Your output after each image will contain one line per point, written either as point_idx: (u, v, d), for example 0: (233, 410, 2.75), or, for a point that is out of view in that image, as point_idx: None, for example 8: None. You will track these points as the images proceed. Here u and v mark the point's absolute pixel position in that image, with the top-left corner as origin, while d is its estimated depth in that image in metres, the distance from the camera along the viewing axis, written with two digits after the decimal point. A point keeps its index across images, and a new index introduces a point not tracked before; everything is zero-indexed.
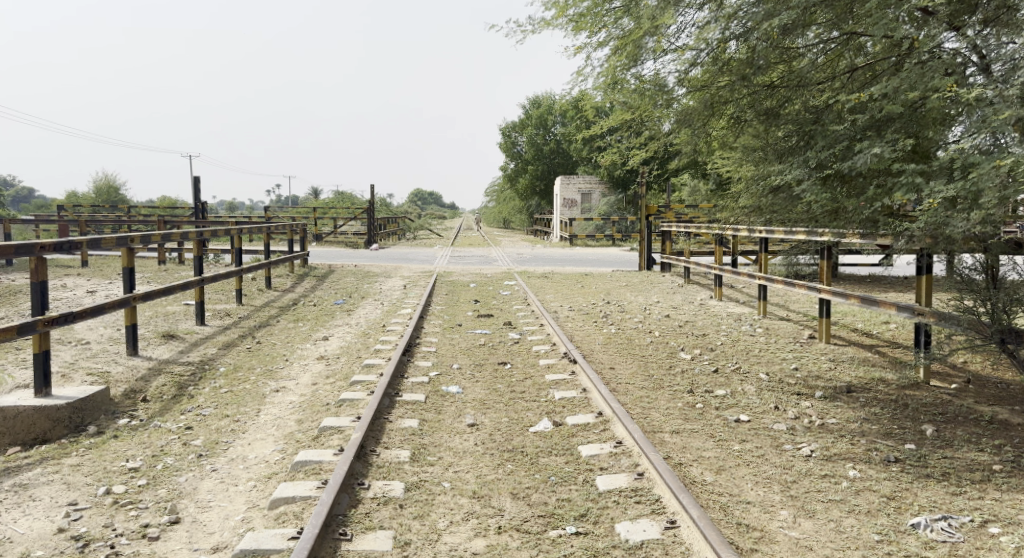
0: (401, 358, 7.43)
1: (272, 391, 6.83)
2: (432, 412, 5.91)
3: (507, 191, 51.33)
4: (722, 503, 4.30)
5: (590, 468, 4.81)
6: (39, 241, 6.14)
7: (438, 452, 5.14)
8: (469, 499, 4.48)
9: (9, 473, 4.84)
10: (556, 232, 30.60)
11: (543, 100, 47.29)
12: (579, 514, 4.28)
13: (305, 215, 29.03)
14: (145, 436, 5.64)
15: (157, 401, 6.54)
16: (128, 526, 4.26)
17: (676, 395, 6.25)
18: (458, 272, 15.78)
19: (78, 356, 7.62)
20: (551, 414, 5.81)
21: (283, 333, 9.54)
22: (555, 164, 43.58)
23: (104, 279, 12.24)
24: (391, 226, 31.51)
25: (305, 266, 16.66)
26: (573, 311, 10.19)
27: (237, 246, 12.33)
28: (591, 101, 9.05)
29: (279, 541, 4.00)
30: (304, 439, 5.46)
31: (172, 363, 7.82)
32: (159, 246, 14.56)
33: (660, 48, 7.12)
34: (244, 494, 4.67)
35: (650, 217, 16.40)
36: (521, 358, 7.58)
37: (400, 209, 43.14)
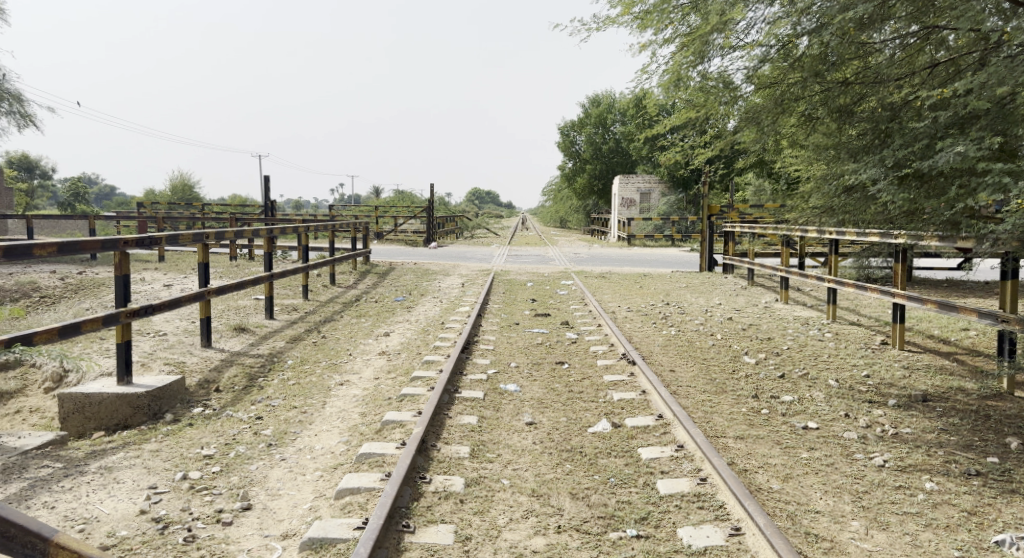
0: (460, 356, 7.49)
1: (337, 384, 6.98)
2: (490, 410, 5.94)
3: (564, 192, 51.28)
4: (789, 511, 4.22)
5: (650, 472, 4.77)
6: (124, 236, 6.43)
7: (497, 449, 5.17)
8: (529, 497, 4.50)
9: (95, 455, 5.05)
10: (614, 233, 30.45)
11: (603, 98, 46.95)
12: (640, 517, 4.25)
13: (366, 215, 29.40)
14: (219, 425, 5.83)
15: (229, 391, 6.76)
16: (203, 510, 4.41)
17: (740, 400, 6.15)
18: (516, 271, 15.83)
19: (156, 346, 7.94)
20: (610, 415, 5.80)
21: (346, 328, 9.74)
22: (614, 163, 43.23)
23: (179, 274, 12.68)
24: (450, 226, 31.89)
25: (367, 264, 16.92)
26: (632, 312, 10.15)
27: (304, 243, 12.60)
28: (653, 100, 8.93)
29: (345, 530, 4.09)
30: (367, 432, 5.56)
31: (243, 355, 8.07)
32: (230, 242, 15.05)
33: (728, 44, 7.05)
34: (311, 483, 4.79)
35: (712, 217, 16.15)
36: (579, 358, 7.56)
37: (457, 209, 43.56)
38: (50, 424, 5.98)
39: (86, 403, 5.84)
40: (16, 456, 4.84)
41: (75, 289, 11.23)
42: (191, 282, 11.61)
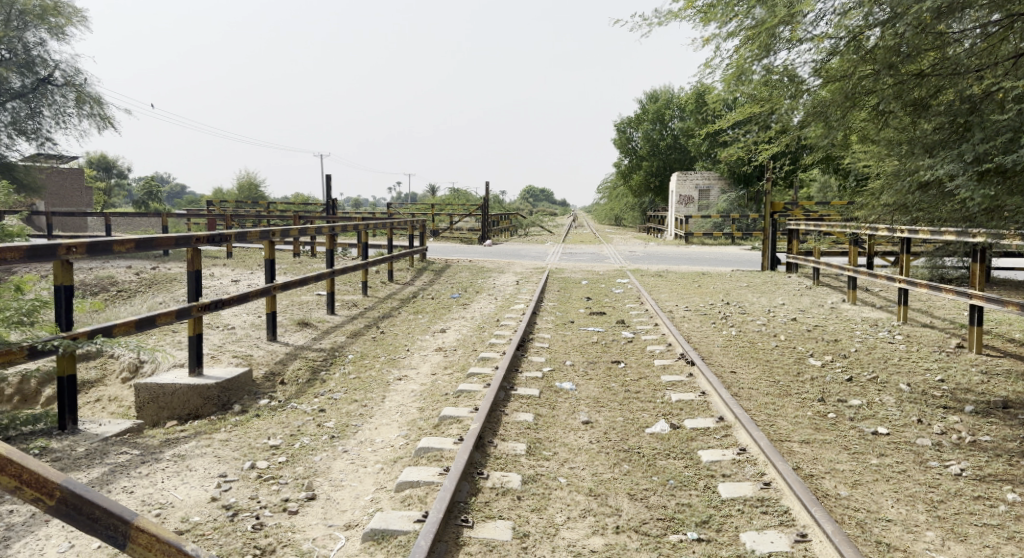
0: (516, 353, 7.51)
1: (396, 379, 7.08)
2: (546, 408, 5.95)
3: (620, 189, 50.88)
4: (858, 519, 4.12)
5: (711, 474, 4.72)
6: (196, 233, 6.66)
7: (553, 447, 5.17)
8: (586, 496, 4.49)
9: (170, 443, 5.22)
10: (671, 231, 30.07)
11: (660, 94, 46.35)
12: (701, 520, 4.20)
13: (423, 213, 29.69)
14: (284, 416, 5.98)
15: (293, 384, 6.92)
16: (270, 499, 4.53)
17: (805, 403, 6.03)
18: (571, 269, 15.76)
19: (225, 339, 8.18)
20: (668, 416, 5.74)
21: (404, 324, 9.87)
22: (671, 160, 42.64)
23: (245, 270, 13.03)
24: (506, 223, 32.02)
25: (423, 261, 17.08)
26: (691, 311, 10.01)
27: (364, 240, 12.78)
28: (714, 95, 8.79)
29: (406, 523, 4.16)
30: (425, 426, 5.63)
31: (306, 349, 8.25)
32: (293, 240, 15.40)
33: (795, 37, 6.91)
34: (372, 476, 4.88)
35: (776, 214, 15.74)
36: (635, 357, 7.50)
37: (512, 206, 43.70)
38: (127, 413, 6.22)
39: (160, 393, 6.06)
40: (97, 442, 5.04)
41: (149, 283, 11.64)
42: (255, 278, 11.92)
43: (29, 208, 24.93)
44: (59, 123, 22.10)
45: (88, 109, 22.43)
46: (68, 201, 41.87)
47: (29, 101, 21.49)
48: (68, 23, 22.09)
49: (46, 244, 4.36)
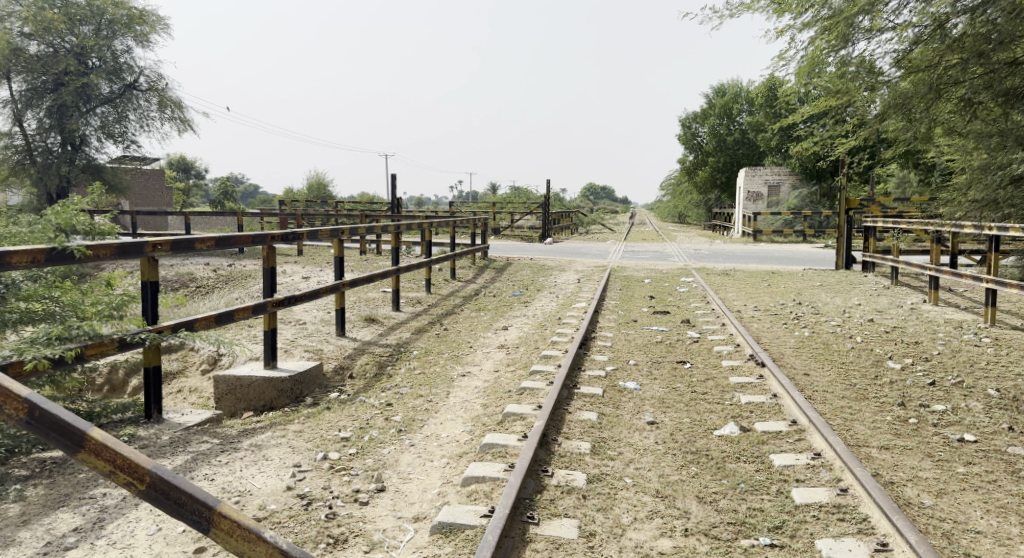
0: (579, 352, 7.51)
1: (460, 375, 7.17)
2: (610, 407, 5.92)
3: (685, 186, 50.15)
4: (944, 529, 4.01)
5: (784, 479, 4.64)
6: (271, 231, 6.88)
7: (619, 447, 5.15)
8: (653, 497, 4.45)
9: (247, 433, 5.40)
10: (738, 228, 29.49)
11: (727, 88, 45.54)
12: (774, 525, 4.13)
13: (483, 211, 29.85)
14: (353, 409, 6.12)
15: (361, 378, 7.09)
16: (342, 489, 4.65)
17: (884, 408, 5.87)
18: (635, 268, 15.61)
19: (297, 334, 8.42)
20: (737, 418, 5.65)
21: (467, 321, 9.97)
22: (739, 155, 41.85)
23: (314, 267, 13.35)
24: (568, 221, 31.96)
25: (485, 259, 17.20)
26: (761, 311, 9.84)
27: (427, 238, 12.94)
28: (785, 88, 8.62)
29: (473, 517, 4.21)
30: (489, 423, 5.69)
31: (373, 344, 8.42)
32: (359, 238, 15.68)
33: (875, 26, 6.74)
34: (439, 470, 4.96)
35: (850, 211, 15.25)
36: (702, 357, 7.42)
37: (574, 205, 43.59)
38: (206, 403, 6.47)
39: (238, 385, 6.28)
40: (180, 430, 5.25)
41: (226, 280, 12.05)
42: (325, 275, 12.21)
43: (117, 208, 26.10)
44: (143, 126, 23.04)
45: (170, 112, 23.33)
46: (150, 201, 43.62)
47: (116, 107, 22.50)
48: (151, 30, 22.99)
49: (134, 241, 4.54)
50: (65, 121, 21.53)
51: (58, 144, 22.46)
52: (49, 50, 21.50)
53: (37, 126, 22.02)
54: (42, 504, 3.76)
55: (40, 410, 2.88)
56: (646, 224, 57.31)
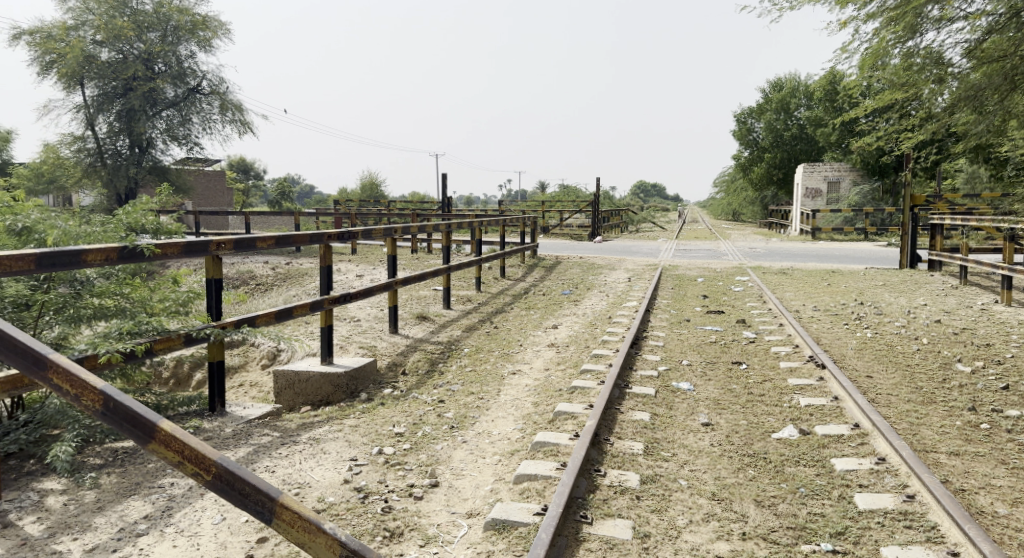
0: (631, 351, 7.49)
1: (510, 373, 7.22)
2: (663, 407, 5.90)
3: (740, 182, 49.36)
4: (1020, 540, 3.90)
5: (847, 484, 4.56)
6: (328, 230, 7.04)
7: (672, 448, 5.12)
8: (709, 500, 4.41)
9: (305, 427, 5.54)
10: (795, 226, 28.90)
11: (784, 82, 44.59)
12: (836, 531, 4.07)
13: (533, 209, 29.86)
14: (407, 405, 6.22)
15: (414, 375, 7.20)
16: (397, 484, 4.73)
17: (953, 412, 5.73)
18: (688, 266, 15.43)
19: (352, 331, 8.58)
20: (797, 421, 5.56)
21: (517, 319, 10.03)
22: (797, 151, 40.97)
23: (367, 266, 13.56)
24: (618, 219, 31.75)
25: (537, 257, 17.21)
26: (820, 311, 9.66)
27: (477, 237, 13.00)
28: (847, 82, 8.44)
29: (526, 515, 4.25)
30: (541, 421, 5.72)
31: (425, 342, 8.53)
32: (411, 237, 15.85)
33: (945, 16, 6.59)
34: (491, 467, 5.01)
35: (916, 208, 14.83)
36: (758, 358, 7.33)
37: (625, 203, 43.31)
38: (266, 398, 6.65)
39: (296, 380, 6.44)
40: (242, 423, 5.41)
41: (283, 278, 12.34)
42: (378, 274, 12.39)
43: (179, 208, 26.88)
44: (205, 129, 23.64)
45: (230, 115, 23.88)
46: (212, 201, 44.79)
47: (180, 110, 23.15)
48: (214, 36, 23.55)
49: (200, 241, 4.70)
50: (133, 124, 22.28)
51: (126, 147, 23.24)
52: (119, 56, 22.28)
53: (107, 129, 22.85)
54: (115, 492, 3.92)
55: (114, 401, 3.00)
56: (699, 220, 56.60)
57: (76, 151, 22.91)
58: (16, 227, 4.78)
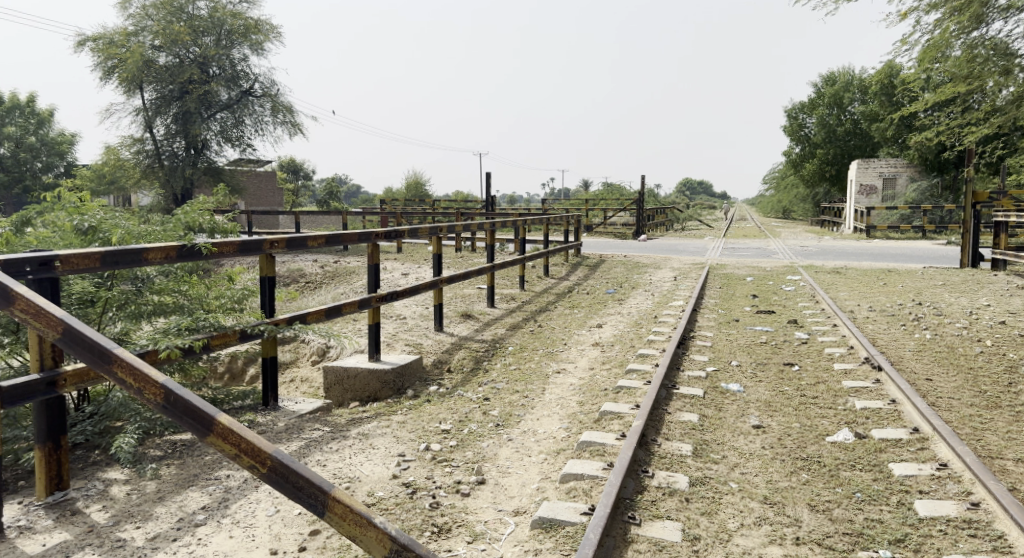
0: (678, 351, 7.43)
1: (555, 372, 7.22)
2: (712, 409, 5.84)
3: (790, 179, 48.51)
4: None
5: (906, 490, 4.47)
6: (376, 229, 7.12)
7: (722, 450, 5.07)
8: (761, 503, 4.35)
9: (354, 423, 5.62)
10: (848, 224, 28.30)
11: (837, 76, 43.57)
12: (895, 538, 3.99)
13: (577, 207, 29.75)
14: (453, 403, 6.27)
15: (459, 372, 7.25)
16: (444, 480, 4.77)
17: (1019, 418, 5.56)
18: (737, 265, 15.21)
19: (398, 328, 8.68)
20: (852, 425, 5.46)
21: (561, 318, 10.02)
22: (850, 147, 40.04)
23: (413, 264, 13.68)
24: (663, 217, 31.49)
25: (580, 256, 17.16)
26: (875, 312, 9.46)
27: (522, 236, 13.02)
28: (905, 76, 8.25)
29: (573, 515, 4.25)
30: (586, 420, 5.71)
31: (470, 340, 8.58)
32: (456, 235, 15.95)
33: (1013, 5, 6.45)
34: (537, 465, 5.03)
35: (977, 206, 14.41)
36: (811, 360, 7.20)
37: (670, 201, 42.86)
38: (316, 393, 6.77)
39: (345, 376, 6.54)
40: (294, 417, 5.51)
41: (332, 276, 12.52)
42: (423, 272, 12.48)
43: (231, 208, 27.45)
44: (258, 131, 24.08)
45: (281, 117, 24.28)
46: (263, 201, 45.61)
47: (234, 112, 23.65)
48: (266, 39, 23.96)
49: (255, 239, 4.79)
50: (190, 126, 22.85)
51: (182, 148, 23.74)
52: (176, 60, 22.86)
53: (165, 132, 23.42)
54: (174, 483, 4.03)
55: (174, 395, 3.08)
56: (747, 217, 55.66)
57: (135, 153, 23.60)
58: (82, 226, 4.93)
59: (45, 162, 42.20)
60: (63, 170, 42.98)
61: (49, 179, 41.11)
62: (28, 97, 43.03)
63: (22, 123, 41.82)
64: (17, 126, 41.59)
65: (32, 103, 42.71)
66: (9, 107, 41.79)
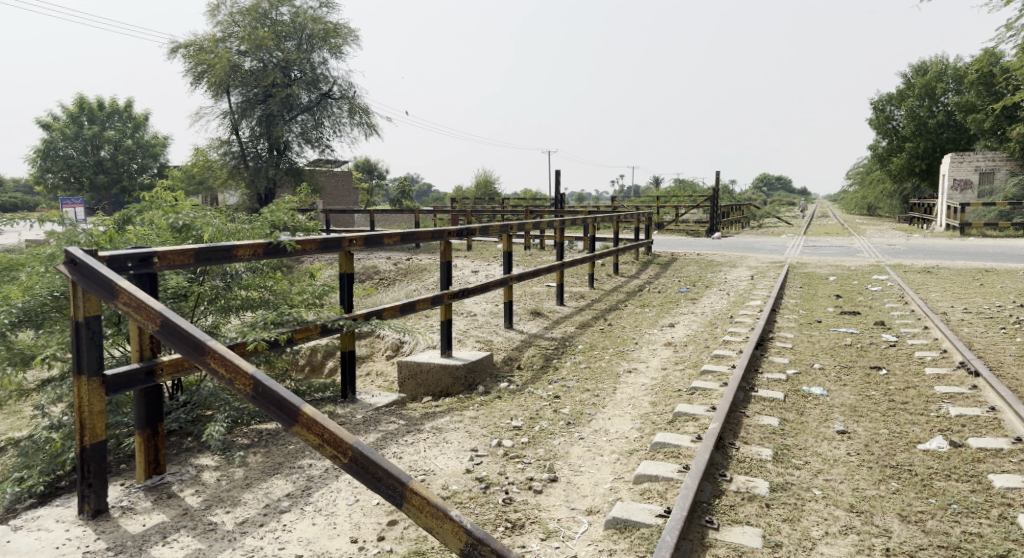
0: (756, 353, 7.27)
1: (626, 371, 7.16)
2: (793, 413, 5.69)
3: (877, 174, 46.79)
4: None
5: (1007, 503, 4.27)
6: (449, 227, 7.18)
7: (804, 456, 4.93)
8: (846, 512, 4.22)
9: (428, 417, 5.68)
10: (940, 221, 27.14)
11: (929, 66, 41.71)
12: (995, 554, 3.81)
13: (648, 205, 29.47)
14: (523, 399, 6.28)
15: (529, 369, 7.26)
16: (517, 476, 4.78)
17: None
18: (818, 264, 14.76)
19: (469, 325, 8.75)
20: (946, 433, 5.25)
21: (631, 317, 9.93)
22: (943, 140, 38.30)
23: (483, 261, 13.76)
24: (737, 214, 30.89)
25: (651, 254, 16.98)
26: (971, 314, 9.04)
27: (592, 234, 12.97)
28: (1008, 64, 7.85)
29: (648, 516, 4.20)
30: (660, 421, 5.64)
31: (539, 337, 8.57)
32: (526, 233, 15.99)
33: None
34: (610, 465, 4.99)
35: None
36: (900, 364, 6.93)
37: (746, 198, 41.96)
38: (390, 387, 6.89)
39: (418, 370, 6.63)
40: (372, 410, 5.61)
41: (404, 273, 12.72)
42: (494, 269, 12.55)
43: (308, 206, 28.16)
44: (336, 132, 24.60)
45: (359, 117, 24.74)
46: (339, 200, 46.65)
47: (314, 114, 24.24)
48: (345, 42, 24.48)
49: (335, 237, 4.89)
50: (273, 128, 23.52)
51: (266, 149, 24.44)
52: (260, 65, 23.58)
53: (250, 134, 24.16)
54: (260, 470, 4.15)
55: (263, 386, 3.16)
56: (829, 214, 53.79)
57: (222, 154, 24.43)
58: (176, 224, 5.17)
59: (140, 163, 44.13)
60: (155, 171, 44.84)
61: (145, 179, 42.95)
62: (124, 101, 45.01)
63: (119, 126, 43.75)
64: (114, 129, 43.61)
65: (129, 108, 44.68)
66: (108, 112, 43.77)
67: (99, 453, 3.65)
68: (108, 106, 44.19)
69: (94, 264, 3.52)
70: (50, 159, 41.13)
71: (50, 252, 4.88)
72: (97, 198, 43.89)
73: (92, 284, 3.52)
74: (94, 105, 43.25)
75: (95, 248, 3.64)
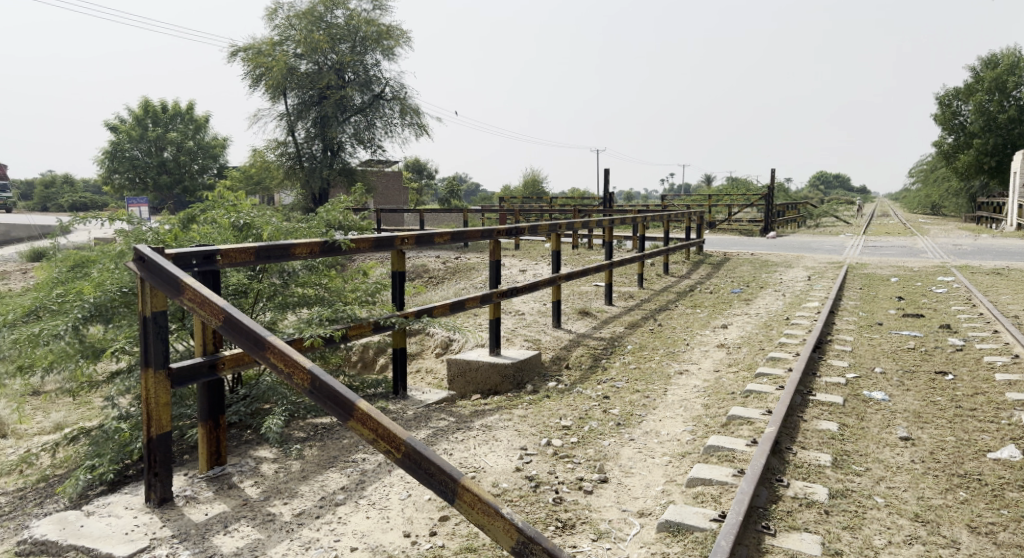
0: (813, 356, 7.09)
1: (677, 372, 7.05)
2: (853, 418, 5.53)
3: (942, 171, 45.28)
4: None
5: None
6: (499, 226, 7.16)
7: (865, 462, 4.79)
8: (911, 521, 4.08)
9: (478, 414, 5.67)
10: (1010, 220, 26.15)
11: (999, 59, 40.15)
12: None
13: (700, 204, 29.12)
14: (572, 399, 6.23)
15: (578, 369, 7.21)
16: (567, 476, 4.74)
17: None
18: (880, 265, 14.34)
19: (517, 324, 8.74)
20: (1017, 442, 5.04)
21: (682, 317, 9.79)
22: (1015, 136, 36.83)
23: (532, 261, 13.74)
24: (793, 214, 30.28)
25: (703, 254, 16.72)
26: None
27: (643, 234, 12.83)
28: None
29: (702, 520, 4.12)
30: (714, 424, 5.54)
31: (587, 337, 8.51)
32: (575, 232, 15.94)
33: None
34: (661, 467, 4.91)
35: None
36: (967, 369, 6.69)
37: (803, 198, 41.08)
38: (439, 384, 6.92)
39: (468, 368, 6.65)
40: (422, 407, 5.63)
41: (454, 271, 12.78)
42: (543, 269, 12.52)
43: None
44: (388, 133, 24.83)
45: (410, 118, 24.92)
46: (390, 200, 47.16)
47: (366, 115, 24.50)
48: (397, 43, 24.68)
49: (388, 236, 4.91)
50: (327, 130, 23.93)
51: (320, 150, 24.94)
52: (316, 68, 23.95)
53: (305, 135, 24.61)
54: (316, 463, 4.19)
55: (320, 381, 3.18)
56: (891, 212, 52.22)
57: (279, 155, 24.86)
58: (238, 223, 5.22)
59: (201, 163, 45.24)
60: (215, 171, 45.87)
61: (206, 180, 44.07)
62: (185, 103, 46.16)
63: (181, 127, 44.88)
64: (176, 130, 44.77)
65: (190, 109, 45.80)
66: (170, 114, 44.92)
67: (165, 443, 3.72)
68: (171, 107, 45.36)
69: (162, 261, 3.59)
70: (117, 160, 42.43)
71: (118, 250, 5.00)
72: (160, 198, 45.18)
73: (160, 281, 3.59)
74: (158, 107, 44.47)
75: (163, 245, 3.71)
